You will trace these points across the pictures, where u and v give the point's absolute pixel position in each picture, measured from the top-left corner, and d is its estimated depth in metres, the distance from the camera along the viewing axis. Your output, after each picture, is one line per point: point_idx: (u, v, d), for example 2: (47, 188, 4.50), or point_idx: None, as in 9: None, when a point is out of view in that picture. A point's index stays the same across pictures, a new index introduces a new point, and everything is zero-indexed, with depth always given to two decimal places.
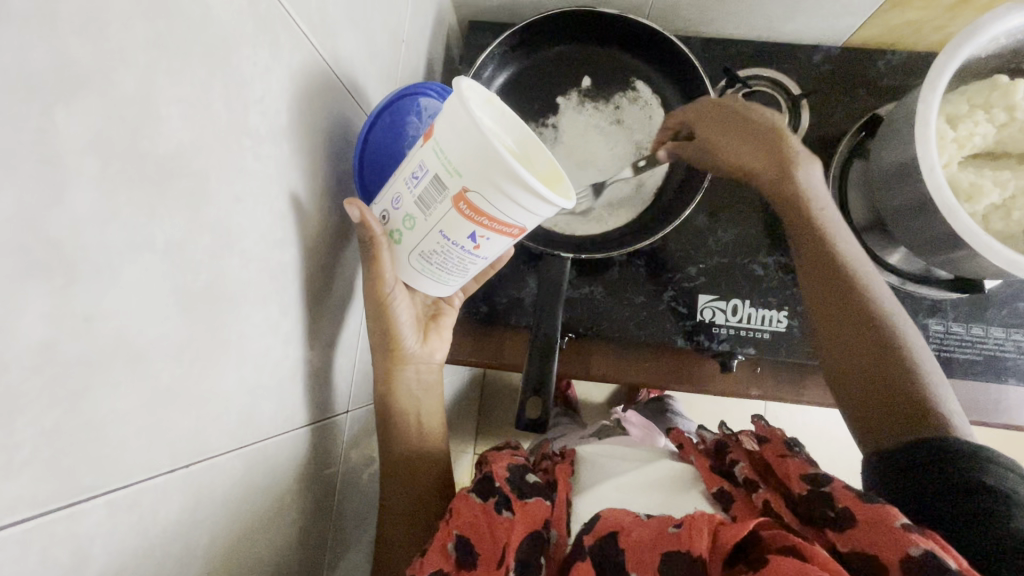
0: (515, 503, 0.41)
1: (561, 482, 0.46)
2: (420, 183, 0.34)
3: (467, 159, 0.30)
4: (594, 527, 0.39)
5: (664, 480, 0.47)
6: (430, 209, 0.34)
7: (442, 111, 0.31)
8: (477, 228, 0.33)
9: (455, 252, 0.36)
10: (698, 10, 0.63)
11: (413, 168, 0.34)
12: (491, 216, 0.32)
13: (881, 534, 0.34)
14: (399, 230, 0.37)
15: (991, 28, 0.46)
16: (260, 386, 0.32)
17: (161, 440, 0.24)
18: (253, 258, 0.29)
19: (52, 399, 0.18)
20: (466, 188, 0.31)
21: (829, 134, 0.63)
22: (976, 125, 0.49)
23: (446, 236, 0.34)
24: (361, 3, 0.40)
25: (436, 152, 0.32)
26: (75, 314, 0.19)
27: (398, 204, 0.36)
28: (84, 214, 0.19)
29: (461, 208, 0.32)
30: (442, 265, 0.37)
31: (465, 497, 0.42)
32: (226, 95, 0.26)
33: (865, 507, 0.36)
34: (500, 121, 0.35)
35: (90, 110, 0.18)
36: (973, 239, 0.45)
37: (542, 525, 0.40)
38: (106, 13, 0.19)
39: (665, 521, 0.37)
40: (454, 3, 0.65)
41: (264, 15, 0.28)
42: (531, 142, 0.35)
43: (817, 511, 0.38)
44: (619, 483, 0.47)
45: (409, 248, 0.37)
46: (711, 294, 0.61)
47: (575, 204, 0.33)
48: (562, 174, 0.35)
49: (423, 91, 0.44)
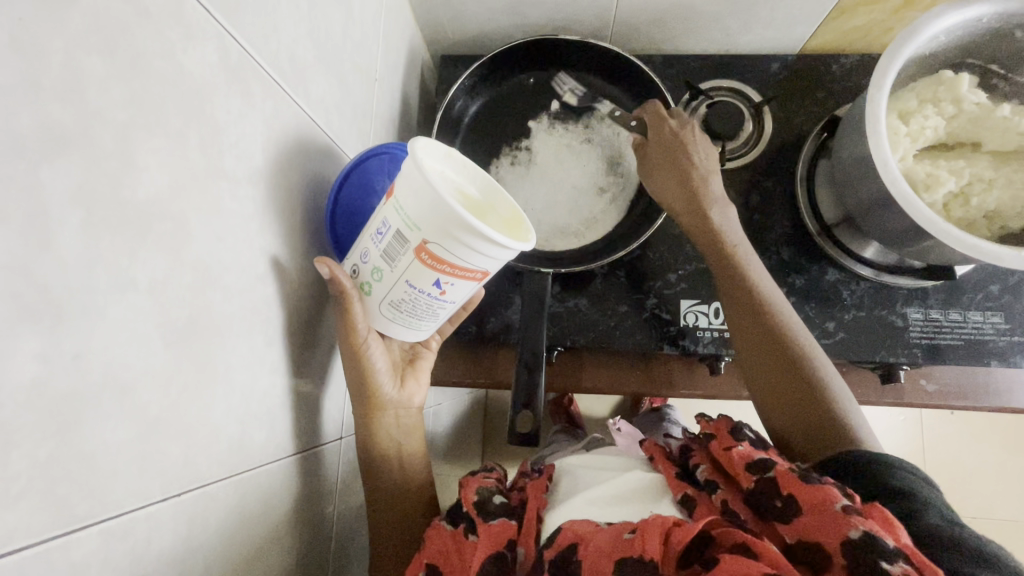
0: (479, 525, 0.44)
1: (532, 498, 0.48)
2: (384, 238, 0.36)
3: (425, 214, 0.33)
4: (555, 540, 0.41)
5: (635, 490, 0.49)
6: (396, 261, 0.36)
7: (401, 172, 0.34)
8: (441, 276, 0.36)
9: (422, 299, 0.38)
10: (656, 29, 0.66)
11: (378, 224, 0.36)
12: (452, 263, 0.34)
13: (824, 519, 0.38)
14: (368, 281, 0.39)
15: (928, 28, 0.49)
16: (249, 415, 0.33)
17: (153, 468, 0.25)
18: (235, 292, 0.31)
19: (45, 432, 0.20)
20: (427, 241, 0.33)
21: (794, 137, 0.65)
22: (926, 119, 0.51)
23: (413, 285, 0.37)
24: (330, 47, 0.43)
25: (396, 208, 0.34)
26: (63, 352, 0.20)
27: (366, 257, 0.38)
28: (68, 259, 0.20)
29: (423, 258, 0.34)
30: (412, 313, 0.39)
31: (437, 528, 0.45)
32: (203, 142, 0.28)
33: (807, 491, 0.40)
34: (462, 173, 0.38)
35: (73, 165, 0.20)
36: (931, 226, 0.47)
37: (505, 546, 0.43)
38: (83, 78, 0.21)
39: (621, 527, 0.40)
40: (425, 39, 0.68)
41: (236, 66, 0.30)
42: (494, 190, 0.38)
43: (765, 501, 0.41)
44: (590, 496, 0.47)
45: (379, 298, 0.39)
46: (692, 298, 0.63)
47: (533, 246, 0.36)
48: (523, 218, 0.38)
49: (391, 151, 0.47)
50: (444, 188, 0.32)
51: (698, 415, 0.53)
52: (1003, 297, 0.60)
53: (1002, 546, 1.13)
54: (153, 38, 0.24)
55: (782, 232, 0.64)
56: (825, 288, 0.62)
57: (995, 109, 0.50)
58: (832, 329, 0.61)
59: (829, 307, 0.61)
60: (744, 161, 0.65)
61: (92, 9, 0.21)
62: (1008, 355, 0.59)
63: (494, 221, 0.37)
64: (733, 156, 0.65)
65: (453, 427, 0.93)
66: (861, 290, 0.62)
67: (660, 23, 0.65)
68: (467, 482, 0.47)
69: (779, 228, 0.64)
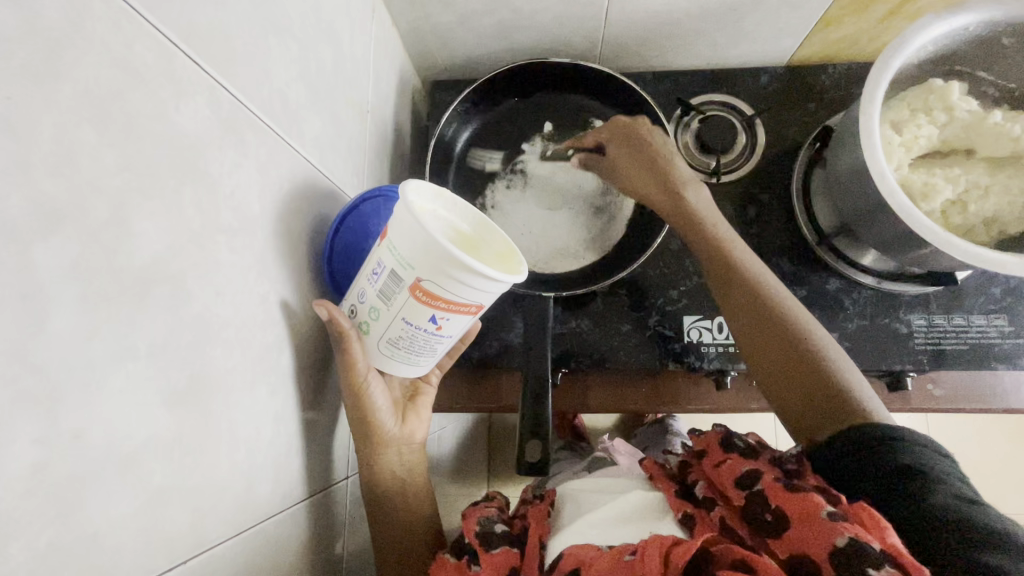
0: (482, 555, 0.43)
1: (535, 526, 0.49)
2: (380, 278, 0.36)
3: (417, 252, 0.32)
4: (556, 566, 0.41)
5: (636, 510, 0.47)
6: (392, 299, 0.35)
7: (393, 214, 0.33)
8: (437, 311, 0.35)
9: (420, 335, 0.37)
10: (645, 47, 0.66)
11: (373, 265, 0.36)
12: (447, 298, 0.34)
13: (810, 529, 0.37)
14: (367, 321, 0.38)
15: (916, 40, 0.49)
16: (255, 468, 0.32)
17: (157, 538, 0.24)
18: (237, 345, 0.30)
19: (44, 518, 0.19)
20: (421, 278, 0.33)
21: (788, 148, 0.66)
22: (919, 128, 0.51)
23: (409, 322, 0.36)
24: (322, 85, 0.42)
25: (390, 248, 0.34)
26: (62, 433, 0.20)
27: (364, 297, 0.38)
28: (66, 337, 0.20)
29: (418, 295, 0.34)
30: (410, 350, 0.38)
31: (440, 560, 0.44)
32: (199, 198, 0.27)
33: (793, 500, 0.39)
34: (453, 210, 0.37)
35: (68, 241, 0.20)
36: (931, 235, 0.47)
37: (506, 575, 0.43)
38: (75, 150, 0.20)
39: (621, 551, 0.40)
40: (415, 66, 0.68)
41: (229, 117, 0.30)
42: (485, 224, 0.38)
43: (756, 515, 0.41)
44: (595, 519, 0.46)
45: (377, 337, 0.38)
46: (695, 314, 0.62)
47: (524, 278, 0.35)
48: (516, 250, 0.37)
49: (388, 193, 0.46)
50: (434, 227, 0.32)
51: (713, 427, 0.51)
52: (1005, 300, 0.60)
53: None
54: (145, 100, 0.24)
55: (781, 244, 0.64)
56: (827, 298, 0.62)
57: (987, 116, 0.50)
58: (837, 340, 0.61)
59: (832, 317, 0.61)
60: (740, 174, 0.65)
61: (82, 80, 0.21)
62: (1014, 358, 0.59)
63: (487, 254, 0.36)
64: (728, 170, 0.65)
65: (459, 450, 0.92)
66: (863, 299, 0.61)
67: (649, 41, 0.65)
68: (468, 512, 0.48)
69: (778, 239, 0.64)
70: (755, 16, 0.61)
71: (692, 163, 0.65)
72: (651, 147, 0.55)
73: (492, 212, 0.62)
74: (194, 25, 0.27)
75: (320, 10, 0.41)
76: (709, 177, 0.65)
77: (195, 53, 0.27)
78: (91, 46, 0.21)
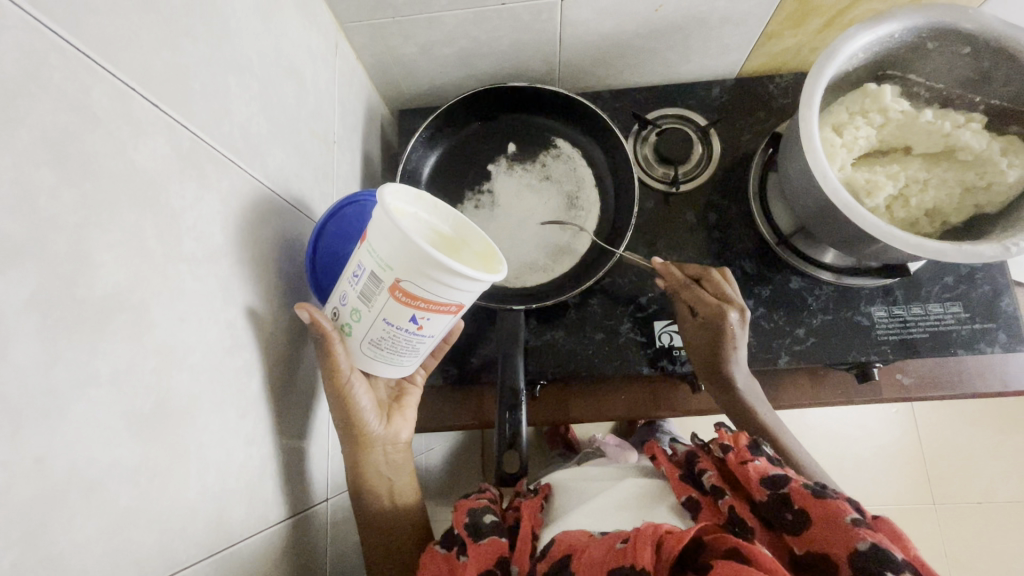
0: (469, 546, 0.44)
1: (527, 516, 0.49)
2: (360, 280, 0.37)
3: (396, 255, 0.34)
4: (550, 552, 0.42)
5: (631, 498, 0.50)
6: (372, 300, 0.37)
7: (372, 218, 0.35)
8: (417, 311, 0.37)
9: (401, 335, 0.38)
10: (600, 67, 0.69)
11: (354, 267, 0.37)
12: (427, 298, 0.35)
13: (834, 532, 0.39)
14: (349, 323, 0.40)
15: (846, 49, 0.52)
16: (227, 490, 0.33)
17: (124, 559, 0.25)
18: (203, 369, 0.31)
19: (9, 539, 0.20)
20: (400, 279, 0.34)
21: (743, 156, 0.69)
22: (858, 130, 0.54)
23: (390, 323, 0.37)
24: (284, 119, 0.44)
25: (368, 251, 0.35)
26: (24, 456, 0.21)
27: (345, 300, 0.39)
28: (27, 365, 0.21)
29: (397, 296, 0.35)
30: (393, 349, 0.40)
31: (431, 552, 0.46)
32: (159, 230, 0.29)
33: (819, 504, 0.41)
34: (433, 213, 0.38)
35: (26, 273, 0.21)
36: (875, 230, 0.50)
37: (495, 564, 0.43)
38: (33, 191, 0.22)
39: (615, 537, 0.40)
40: (381, 95, 0.71)
41: (189, 153, 0.31)
42: (464, 225, 0.39)
43: (777, 514, 0.43)
44: (586, 510, 0.48)
45: (359, 338, 0.40)
46: (665, 318, 0.64)
47: (503, 276, 0.37)
48: (495, 250, 0.39)
49: (365, 199, 0.48)
50: (412, 229, 0.33)
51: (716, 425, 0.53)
52: (958, 288, 0.63)
53: (1009, 530, 1.13)
54: (102, 140, 0.25)
55: (744, 247, 0.66)
56: (791, 295, 0.64)
57: (919, 115, 0.53)
58: (803, 335, 0.63)
59: (797, 314, 0.63)
60: (700, 181, 0.68)
61: (38, 125, 0.22)
62: (972, 343, 0.61)
63: (468, 257, 0.38)
64: (687, 178, 0.68)
65: (446, 469, 0.92)
66: (826, 294, 0.64)
67: (603, 61, 0.68)
68: (461, 504, 0.49)
69: (741, 242, 0.66)
70: (700, 34, 0.64)
71: (654, 176, 0.68)
72: (727, 336, 0.55)
73: None
74: (148, 69, 0.29)
75: (279, 49, 0.44)
76: (668, 187, 0.68)
77: (150, 94, 0.29)
78: (47, 93, 0.23)
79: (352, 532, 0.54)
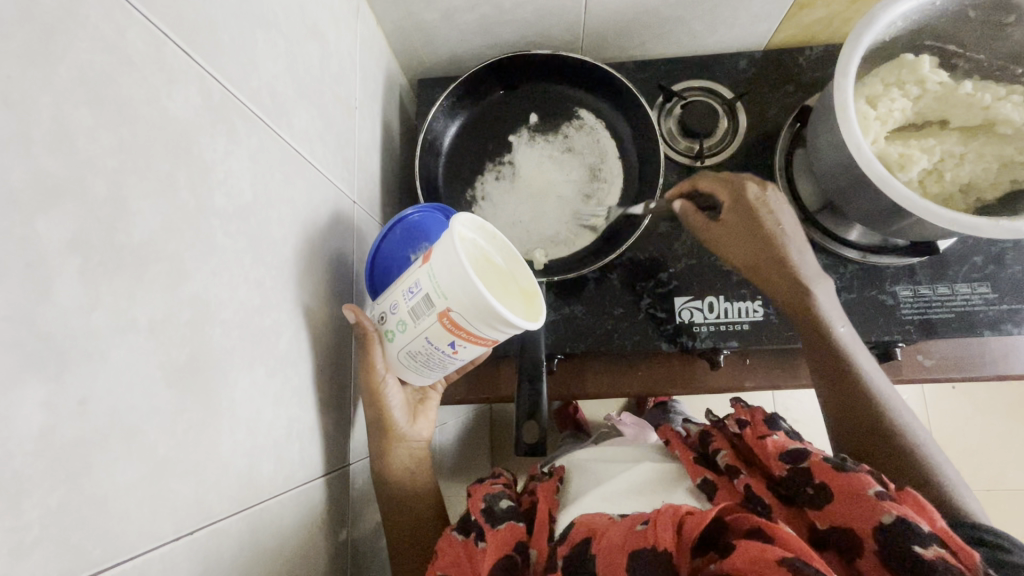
0: (488, 532, 0.44)
1: (544, 499, 0.50)
2: (414, 297, 0.40)
3: (452, 285, 0.36)
4: (568, 536, 0.42)
5: (647, 483, 0.50)
6: (420, 318, 0.40)
7: (440, 242, 0.38)
8: (456, 338, 0.39)
9: (437, 353, 0.42)
10: (625, 37, 0.67)
11: (409, 283, 0.40)
12: (469, 330, 0.38)
13: (858, 506, 0.39)
14: (393, 330, 0.43)
15: (886, 15, 0.50)
16: (257, 447, 0.33)
17: (162, 508, 0.25)
18: (234, 326, 0.31)
19: (54, 479, 0.20)
20: (450, 309, 0.37)
21: (769, 130, 0.67)
22: (893, 102, 0.53)
23: (431, 342, 0.41)
24: (308, 79, 0.43)
25: (429, 276, 0.38)
26: (69, 399, 0.21)
27: (395, 309, 0.42)
28: (70, 305, 0.21)
29: (445, 322, 0.38)
30: (425, 362, 0.43)
31: (448, 540, 0.46)
32: (192, 182, 0.28)
33: (840, 478, 0.40)
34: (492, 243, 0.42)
35: (67, 214, 0.21)
36: (908, 204, 0.48)
37: (515, 548, 0.43)
38: (72, 130, 0.21)
39: (634, 519, 0.40)
40: (400, 63, 0.69)
41: (219, 105, 0.31)
42: (514, 258, 0.42)
43: (799, 489, 0.42)
44: (603, 493, 0.49)
45: (399, 345, 0.43)
46: (686, 295, 0.63)
47: (540, 324, 0.39)
48: (537, 292, 0.42)
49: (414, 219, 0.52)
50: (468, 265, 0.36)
51: (731, 401, 0.54)
52: (988, 268, 0.62)
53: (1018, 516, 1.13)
54: (137, 85, 0.25)
55: None
56: None
57: (958, 87, 0.52)
58: None
59: None
60: (725, 155, 0.67)
61: (76, 63, 0.22)
62: (1000, 324, 0.60)
63: (506, 293, 0.40)
64: (711, 153, 0.67)
65: (458, 444, 0.93)
66: (851, 272, 0.63)
67: (629, 30, 0.66)
68: (475, 490, 0.49)
69: None
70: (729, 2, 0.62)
71: (677, 149, 0.67)
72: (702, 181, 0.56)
73: (482, 204, 0.64)
74: (183, 16, 0.28)
75: (305, 8, 0.43)
76: (692, 161, 0.67)
77: (184, 43, 0.28)
78: (84, 31, 0.22)
79: (369, 507, 0.54)
